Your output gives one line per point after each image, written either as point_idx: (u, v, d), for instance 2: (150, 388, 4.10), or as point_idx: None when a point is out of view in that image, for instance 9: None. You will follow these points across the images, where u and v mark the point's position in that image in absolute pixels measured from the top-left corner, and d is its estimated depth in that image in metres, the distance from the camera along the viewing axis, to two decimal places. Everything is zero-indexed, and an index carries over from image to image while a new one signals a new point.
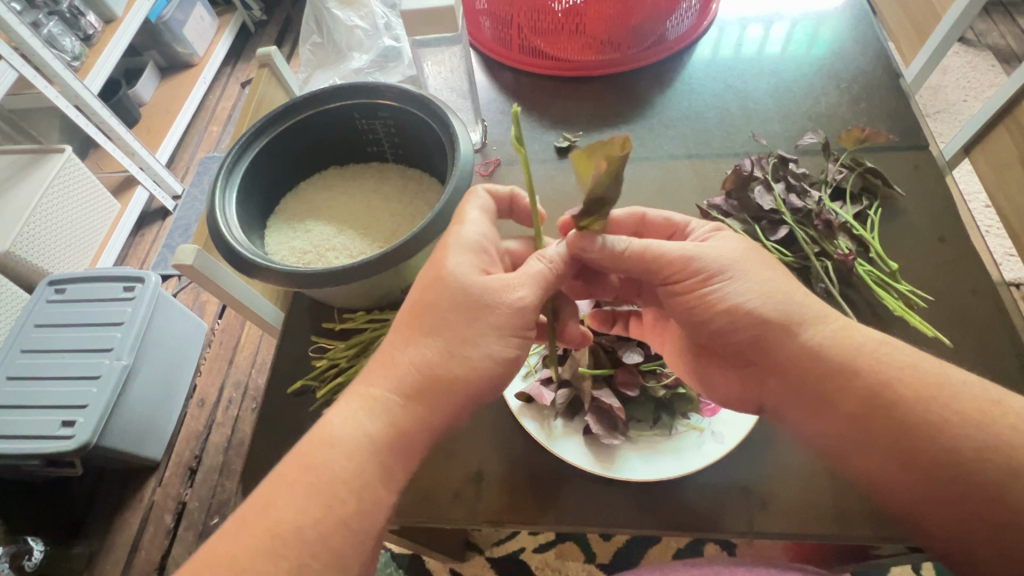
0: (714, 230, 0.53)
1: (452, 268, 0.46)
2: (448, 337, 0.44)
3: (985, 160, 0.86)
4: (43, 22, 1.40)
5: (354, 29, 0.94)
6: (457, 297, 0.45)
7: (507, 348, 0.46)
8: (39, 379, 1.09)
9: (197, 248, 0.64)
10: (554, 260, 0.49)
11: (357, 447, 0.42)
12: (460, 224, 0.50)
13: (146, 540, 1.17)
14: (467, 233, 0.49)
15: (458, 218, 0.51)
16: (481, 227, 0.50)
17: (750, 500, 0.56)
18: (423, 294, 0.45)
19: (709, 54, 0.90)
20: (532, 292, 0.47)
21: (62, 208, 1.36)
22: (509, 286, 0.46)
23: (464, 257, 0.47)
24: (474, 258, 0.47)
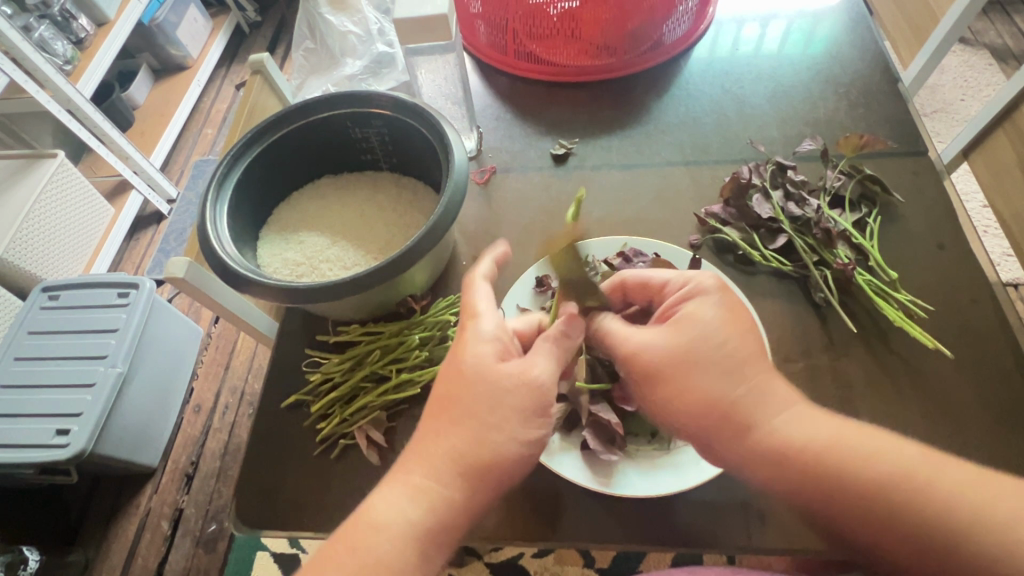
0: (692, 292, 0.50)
1: (472, 362, 0.47)
2: (476, 426, 0.44)
3: (984, 163, 0.85)
4: (34, 25, 1.38)
5: (348, 34, 0.93)
6: (479, 386, 0.46)
7: (531, 428, 0.46)
8: (33, 387, 1.08)
9: (189, 261, 0.63)
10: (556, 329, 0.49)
11: None
12: (474, 319, 0.50)
13: (143, 548, 1.16)
14: (483, 324, 0.49)
15: (468, 311, 0.51)
16: (497, 317, 0.50)
17: (748, 515, 0.55)
18: (449, 391, 0.46)
19: (705, 58, 0.89)
20: (550, 367, 0.47)
21: (56, 214, 1.35)
22: (527, 366, 0.47)
23: (485, 347, 0.47)
24: (495, 347, 0.48)
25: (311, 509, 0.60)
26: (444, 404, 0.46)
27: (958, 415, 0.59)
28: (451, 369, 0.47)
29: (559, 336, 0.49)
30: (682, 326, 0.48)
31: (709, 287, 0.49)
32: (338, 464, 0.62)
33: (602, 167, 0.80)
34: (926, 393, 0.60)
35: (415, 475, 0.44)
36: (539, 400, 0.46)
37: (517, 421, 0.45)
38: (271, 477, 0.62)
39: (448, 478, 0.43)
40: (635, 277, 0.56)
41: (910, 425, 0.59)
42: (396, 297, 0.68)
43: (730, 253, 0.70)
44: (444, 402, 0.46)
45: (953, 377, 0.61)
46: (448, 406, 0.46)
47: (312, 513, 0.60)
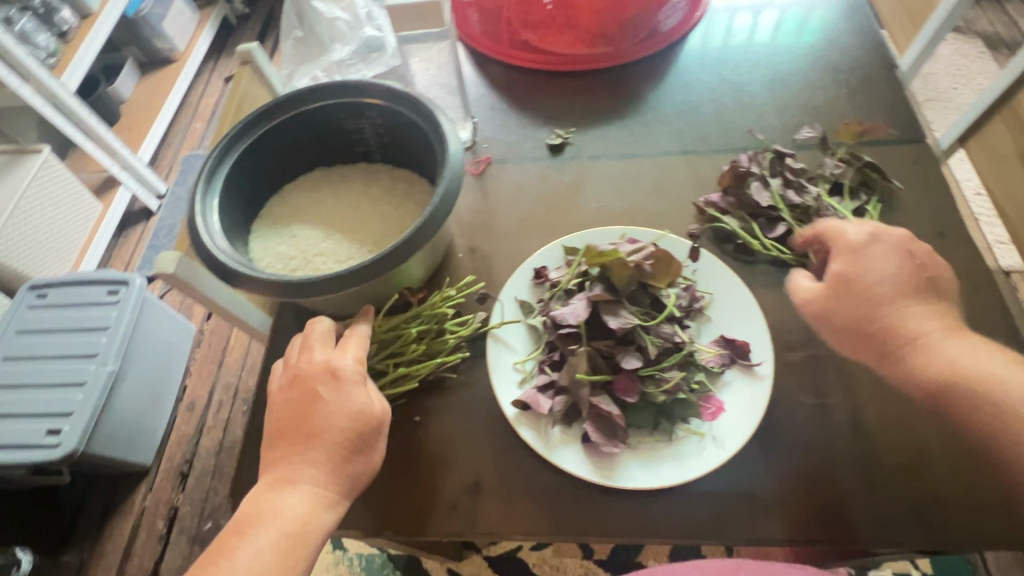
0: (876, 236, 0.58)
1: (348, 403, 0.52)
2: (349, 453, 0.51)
3: (981, 151, 0.85)
4: (16, 18, 1.35)
5: (337, 20, 0.89)
6: (364, 418, 0.52)
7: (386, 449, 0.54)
8: (22, 387, 1.06)
9: (179, 256, 0.62)
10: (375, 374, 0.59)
11: None
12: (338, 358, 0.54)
13: (138, 547, 1.15)
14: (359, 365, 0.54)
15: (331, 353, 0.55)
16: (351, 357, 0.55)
17: (752, 507, 0.55)
18: (320, 428, 0.51)
19: (701, 45, 0.88)
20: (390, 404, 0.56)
21: (42, 210, 1.33)
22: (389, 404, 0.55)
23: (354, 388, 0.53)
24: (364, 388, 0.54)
25: None
26: (320, 427, 0.51)
27: None
28: (333, 402, 0.52)
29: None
30: (853, 269, 0.57)
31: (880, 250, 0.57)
32: None
33: (599, 157, 0.79)
34: None
35: None
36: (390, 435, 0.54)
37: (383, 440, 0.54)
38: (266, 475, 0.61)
39: (340, 483, 0.50)
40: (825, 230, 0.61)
41: (915, 412, 0.58)
42: (390, 291, 0.65)
43: (736, 240, 0.70)
44: (328, 428, 0.51)
45: None
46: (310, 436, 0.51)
47: None
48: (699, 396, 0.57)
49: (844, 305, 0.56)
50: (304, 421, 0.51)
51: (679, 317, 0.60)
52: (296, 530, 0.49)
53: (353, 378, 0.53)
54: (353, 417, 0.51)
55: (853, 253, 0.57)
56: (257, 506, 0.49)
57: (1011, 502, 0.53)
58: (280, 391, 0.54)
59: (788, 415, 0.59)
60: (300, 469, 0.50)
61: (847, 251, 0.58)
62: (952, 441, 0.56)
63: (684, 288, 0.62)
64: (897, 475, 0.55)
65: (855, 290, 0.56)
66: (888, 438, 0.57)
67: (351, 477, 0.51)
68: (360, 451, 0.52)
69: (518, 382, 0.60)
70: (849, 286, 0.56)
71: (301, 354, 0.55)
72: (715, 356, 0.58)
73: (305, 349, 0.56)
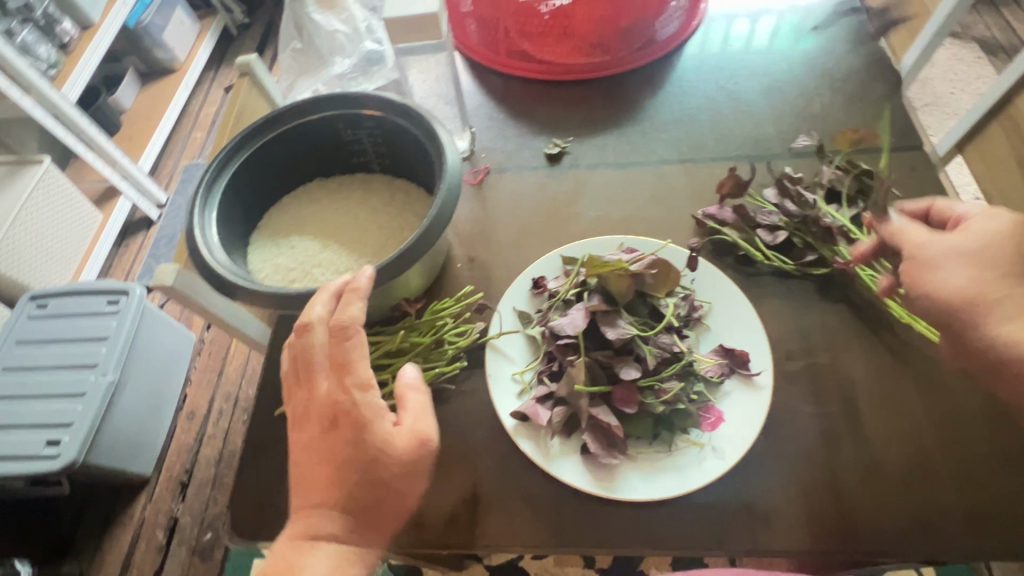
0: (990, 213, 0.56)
1: (371, 444, 0.46)
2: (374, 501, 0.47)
3: (978, 158, 0.85)
4: (17, 30, 1.36)
5: (336, 33, 0.91)
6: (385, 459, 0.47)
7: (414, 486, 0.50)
8: (21, 398, 1.06)
9: (177, 268, 0.62)
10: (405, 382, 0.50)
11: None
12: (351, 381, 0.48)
13: (138, 557, 1.14)
14: (371, 398, 0.47)
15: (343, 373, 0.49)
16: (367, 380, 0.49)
17: (753, 518, 0.55)
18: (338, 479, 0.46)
19: (697, 53, 0.89)
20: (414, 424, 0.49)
21: (42, 221, 1.33)
22: (421, 432, 0.49)
23: (373, 425, 0.47)
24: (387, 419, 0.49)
25: None
26: (339, 474, 0.46)
27: (959, 410, 0.58)
28: (352, 444, 0.47)
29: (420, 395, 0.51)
30: (997, 239, 0.53)
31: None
32: None
33: (597, 166, 0.79)
34: (928, 385, 0.60)
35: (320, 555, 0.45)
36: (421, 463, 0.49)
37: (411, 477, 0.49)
38: (265, 487, 0.61)
39: None
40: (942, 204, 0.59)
41: (916, 419, 0.58)
42: (389, 301, 0.66)
43: (737, 249, 0.70)
44: (345, 480, 0.46)
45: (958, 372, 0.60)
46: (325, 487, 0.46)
47: None
48: (698, 406, 0.57)
49: (976, 269, 0.53)
50: (321, 470, 0.47)
51: (677, 327, 0.60)
52: None
53: (366, 412, 0.47)
54: (368, 466, 0.46)
55: (982, 222, 0.54)
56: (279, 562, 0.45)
57: (1012, 510, 0.53)
58: (299, 428, 0.49)
59: (788, 426, 0.59)
60: (307, 528, 0.46)
61: (978, 221, 0.55)
62: (952, 449, 0.56)
63: (682, 297, 0.62)
64: (897, 484, 0.55)
65: (991, 261, 0.53)
66: (889, 446, 0.57)
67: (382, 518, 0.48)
68: (386, 499, 0.48)
69: (517, 393, 0.60)
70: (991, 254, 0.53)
71: (311, 382, 0.50)
72: (714, 365, 0.58)
73: (310, 380, 0.50)
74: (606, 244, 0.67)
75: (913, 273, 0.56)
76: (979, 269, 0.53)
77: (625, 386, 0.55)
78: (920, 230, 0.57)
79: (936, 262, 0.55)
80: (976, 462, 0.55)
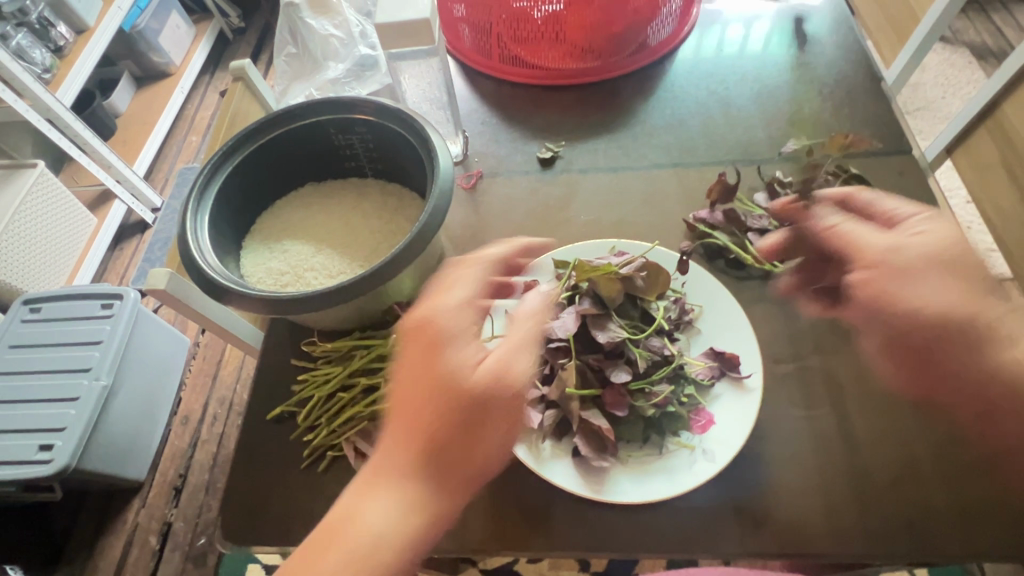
0: (924, 217, 0.57)
1: (459, 368, 0.48)
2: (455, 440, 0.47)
3: (967, 162, 0.85)
4: (12, 34, 1.36)
5: (330, 38, 0.92)
6: (465, 389, 0.48)
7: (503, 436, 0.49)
8: (13, 403, 1.06)
9: (170, 272, 0.62)
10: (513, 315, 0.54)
11: (377, 542, 0.45)
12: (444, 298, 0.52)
13: (131, 563, 1.14)
14: (457, 325, 0.50)
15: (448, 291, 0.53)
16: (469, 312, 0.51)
17: (743, 520, 0.55)
18: (424, 402, 0.47)
19: (689, 58, 0.89)
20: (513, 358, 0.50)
21: (37, 224, 1.33)
22: (509, 365, 0.49)
23: (465, 357, 0.49)
24: (477, 351, 0.50)
25: (301, 524, 0.59)
26: (424, 401, 0.47)
27: None
28: (445, 369, 0.48)
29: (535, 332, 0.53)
30: (959, 245, 0.54)
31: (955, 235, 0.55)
32: (327, 476, 0.61)
33: (589, 170, 0.80)
34: None
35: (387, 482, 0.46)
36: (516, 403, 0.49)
37: (493, 421, 0.49)
38: (257, 491, 0.61)
39: None
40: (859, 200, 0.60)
41: (905, 423, 0.59)
42: (382, 305, 0.66)
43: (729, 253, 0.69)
44: (426, 411, 0.47)
45: None
46: (413, 415, 0.47)
47: (300, 531, 0.58)
48: (689, 408, 0.57)
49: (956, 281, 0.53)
50: (406, 397, 0.48)
51: (669, 330, 0.60)
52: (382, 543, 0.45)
53: (451, 338, 0.49)
54: (446, 391, 0.47)
55: (924, 225, 0.56)
56: (345, 503, 0.46)
57: (1003, 514, 0.53)
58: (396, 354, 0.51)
59: (777, 429, 0.59)
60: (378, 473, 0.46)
61: (917, 223, 0.56)
62: (944, 453, 0.56)
63: (673, 301, 0.62)
64: (888, 486, 0.55)
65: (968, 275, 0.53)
66: (878, 448, 0.57)
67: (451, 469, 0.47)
68: (464, 438, 0.47)
69: None
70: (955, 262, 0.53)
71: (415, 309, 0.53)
72: (704, 368, 0.59)
73: (415, 309, 0.53)
74: (601, 246, 0.67)
75: (888, 286, 0.54)
76: (956, 282, 0.53)
77: (616, 390, 0.55)
78: (869, 234, 0.57)
79: (913, 274, 0.54)
80: (964, 464, 0.56)
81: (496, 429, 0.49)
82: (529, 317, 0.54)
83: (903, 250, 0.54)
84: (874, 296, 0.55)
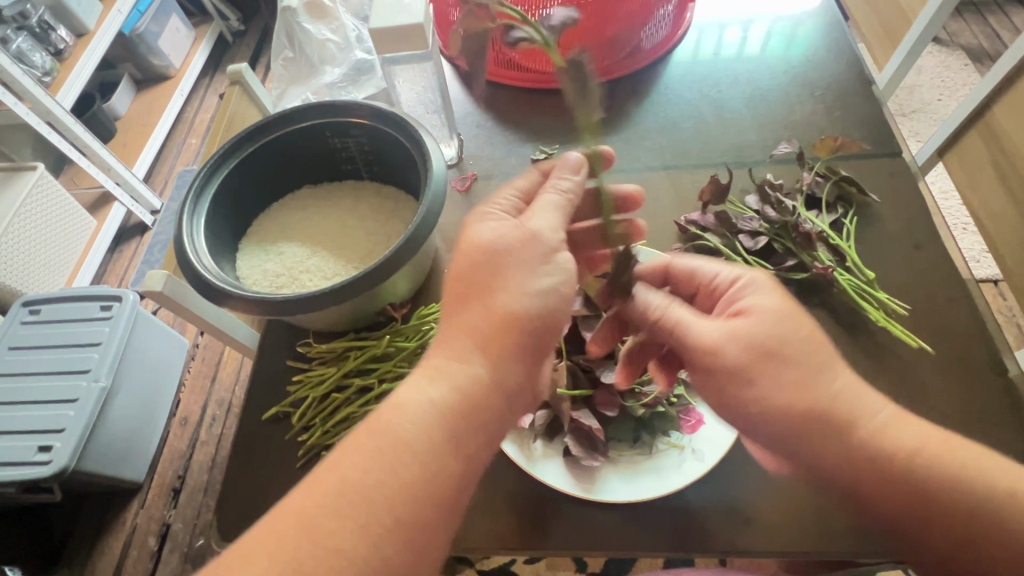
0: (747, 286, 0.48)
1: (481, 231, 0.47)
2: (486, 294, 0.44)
3: (958, 164, 0.86)
4: (12, 38, 1.37)
5: (327, 42, 0.92)
6: (484, 251, 0.45)
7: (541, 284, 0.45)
8: (13, 404, 1.06)
9: (167, 273, 0.63)
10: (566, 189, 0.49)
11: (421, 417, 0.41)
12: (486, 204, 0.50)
13: (129, 564, 1.14)
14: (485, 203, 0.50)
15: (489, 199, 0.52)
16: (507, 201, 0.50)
17: (733, 520, 0.55)
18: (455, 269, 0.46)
19: (683, 61, 0.90)
20: (548, 220, 0.47)
21: (37, 227, 1.34)
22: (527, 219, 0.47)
23: (494, 221, 0.48)
24: (503, 222, 0.47)
25: None
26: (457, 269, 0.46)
27: (937, 414, 0.59)
28: (474, 236, 0.47)
29: (565, 192, 0.49)
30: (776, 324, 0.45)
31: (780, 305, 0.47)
32: None
33: None
34: (906, 387, 0.61)
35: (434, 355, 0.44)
36: (541, 249, 0.46)
37: (524, 271, 0.45)
38: (253, 492, 0.62)
39: None
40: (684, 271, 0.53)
41: None
42: (375, 306, 0.67)
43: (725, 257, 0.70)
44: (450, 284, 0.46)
45: (935, 376, 0.61)
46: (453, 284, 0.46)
47: None
48: (679, 408, 0.58)
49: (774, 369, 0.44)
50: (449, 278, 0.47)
51: None
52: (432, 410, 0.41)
53: (476, 217, 0.48)
54: (471, 249, 0.46)
55: (749, 297, 0.47)
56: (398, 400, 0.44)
57: None
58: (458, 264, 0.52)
59: None
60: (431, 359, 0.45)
61: (741, 296, 0.48)
62: None
63: None
64: None
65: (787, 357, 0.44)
66: None
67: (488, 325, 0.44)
68: (494, 289, 0.45)
69: None
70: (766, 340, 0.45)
71: None
72: None
73: None
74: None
75: (736, 388, 0.46)
76: (785, 371, 0.44)
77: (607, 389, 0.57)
78: (697, 319, 0.48)
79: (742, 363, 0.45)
80: None
81: (530, 278, 0.45)
82: (559, 177, 0.50)
83: (722, 348, 0.45)
84: (716, 392, 0.48)
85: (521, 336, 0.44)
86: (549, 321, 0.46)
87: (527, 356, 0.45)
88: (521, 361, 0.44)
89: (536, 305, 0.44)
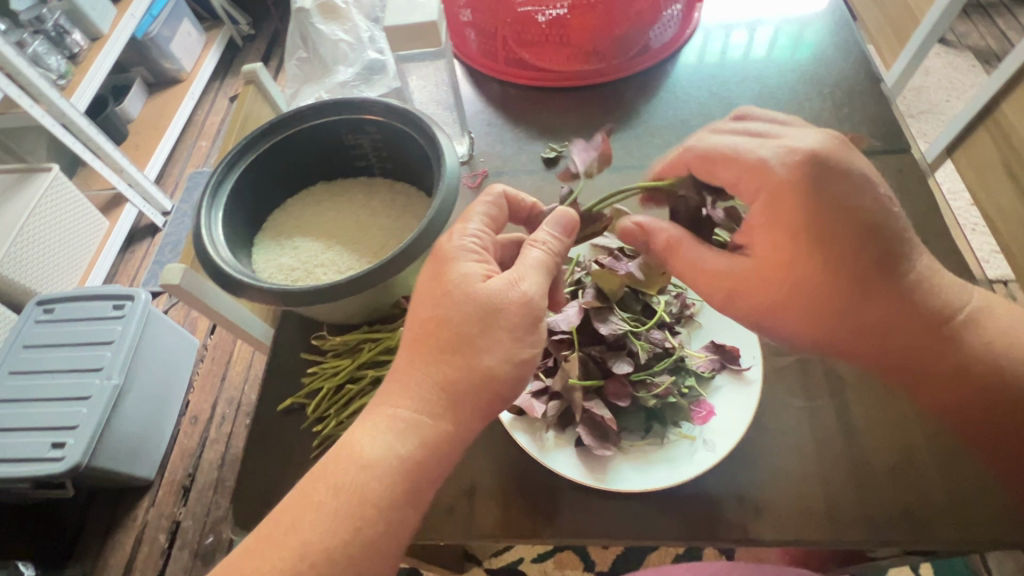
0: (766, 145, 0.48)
1: (460, 279, 0.48)
2: (459, 348, 0.46)
3: (969, 163, 0.86)
4: (29, 41, 1.40)
5: (339, 42, 0.94)
6: (460, 307, 0.47)
7: (521, 345, 0.47)
8: (26, 402, 1.08)
9: (185, 267, 0.64)
10: (547, 242, 0.51)
11: (394, 457, 0.44)
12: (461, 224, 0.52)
13: (140, 560, 1.15)
14: (462, 241, 0.50)
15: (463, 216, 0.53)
16: (483, 237, 0.52)
17: (744, 508, 0.56)
18: (431, 312, 0.47)
19: (694, 61, 0.91)
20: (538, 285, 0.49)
21: (50, 228, 1.35)
22: (515, 280, 0.48)
23: (474, 267, 0.49)
24: (480, 264, 0.49)
25: None
26: (438, 314, 0.47)
27: None
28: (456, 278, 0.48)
29: (547, 247, 0.51)
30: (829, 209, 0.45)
31: (796, 171, 0.45)
32: None
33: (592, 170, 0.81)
34: None
35: (390, 401, 0.46)
36: (527, 314, 0.47)
37: (504, 338, 0.46)
38: (265, 486, 0.62)
39: None
40: (703, 148, 0.49)
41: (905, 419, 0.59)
42: (390, 300, 0.68)
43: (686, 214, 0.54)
44: (427, 328, 0.47)
45: None
46: (428, 332, 0.47)
47: None
48: (690, 400, 0.58)
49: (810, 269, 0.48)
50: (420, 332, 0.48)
51: (669, 323, 0.62)
52: (409, 431, 0.45)
53: (451, 253, 0.49)
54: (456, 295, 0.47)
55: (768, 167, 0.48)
56: (366, 419, 0.46)
57: (1001, 500, 0.53)
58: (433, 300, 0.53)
59: (777, 421, 0.60)
60: (384, 402, 0.47)
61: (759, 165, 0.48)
62: (938, 441, 0.57)
63: (674, 295, 0.64)
64: (887, 476, 0.56)
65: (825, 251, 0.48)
66: (873, 439, 0.58)
67: (458, 376, 0.46)
68: (468, 340, 0.46)
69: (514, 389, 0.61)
70: (804, 228, 0.46)
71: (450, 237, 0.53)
72: (706, 360, 0.60)
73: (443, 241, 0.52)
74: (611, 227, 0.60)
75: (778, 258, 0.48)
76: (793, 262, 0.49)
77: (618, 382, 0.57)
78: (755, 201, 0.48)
79: (746, 290, 0.52)
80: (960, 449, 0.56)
81: (513, 346, 0.47)
82: (543, 231, 0.52)
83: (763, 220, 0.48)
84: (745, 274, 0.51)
85: (494, 381, 0.46)
86: (512, 387, 0.48)
87: (496, 405, 0.48)
88: (492, 402, 0.47)
89: (507, 355, 0.46)
